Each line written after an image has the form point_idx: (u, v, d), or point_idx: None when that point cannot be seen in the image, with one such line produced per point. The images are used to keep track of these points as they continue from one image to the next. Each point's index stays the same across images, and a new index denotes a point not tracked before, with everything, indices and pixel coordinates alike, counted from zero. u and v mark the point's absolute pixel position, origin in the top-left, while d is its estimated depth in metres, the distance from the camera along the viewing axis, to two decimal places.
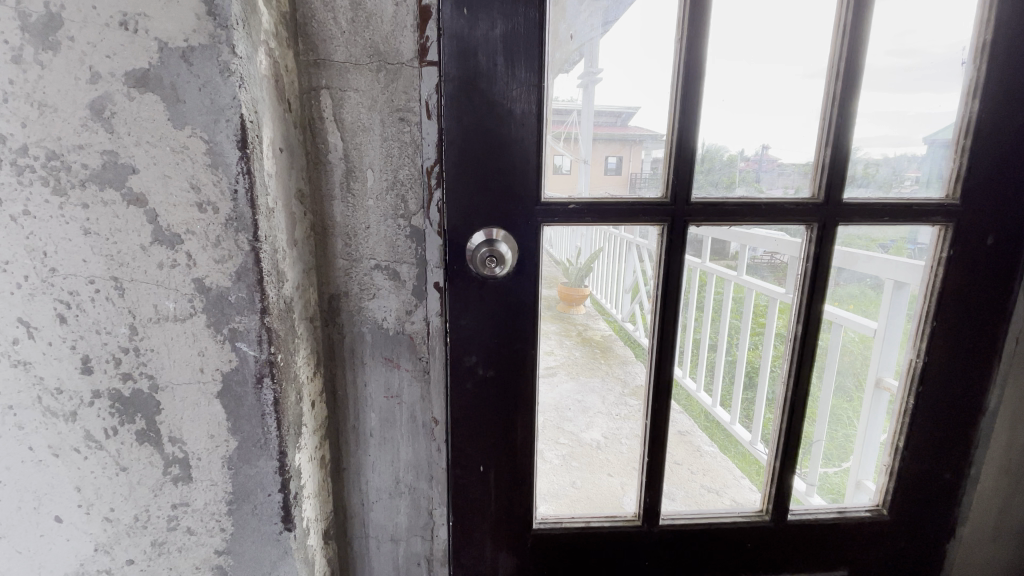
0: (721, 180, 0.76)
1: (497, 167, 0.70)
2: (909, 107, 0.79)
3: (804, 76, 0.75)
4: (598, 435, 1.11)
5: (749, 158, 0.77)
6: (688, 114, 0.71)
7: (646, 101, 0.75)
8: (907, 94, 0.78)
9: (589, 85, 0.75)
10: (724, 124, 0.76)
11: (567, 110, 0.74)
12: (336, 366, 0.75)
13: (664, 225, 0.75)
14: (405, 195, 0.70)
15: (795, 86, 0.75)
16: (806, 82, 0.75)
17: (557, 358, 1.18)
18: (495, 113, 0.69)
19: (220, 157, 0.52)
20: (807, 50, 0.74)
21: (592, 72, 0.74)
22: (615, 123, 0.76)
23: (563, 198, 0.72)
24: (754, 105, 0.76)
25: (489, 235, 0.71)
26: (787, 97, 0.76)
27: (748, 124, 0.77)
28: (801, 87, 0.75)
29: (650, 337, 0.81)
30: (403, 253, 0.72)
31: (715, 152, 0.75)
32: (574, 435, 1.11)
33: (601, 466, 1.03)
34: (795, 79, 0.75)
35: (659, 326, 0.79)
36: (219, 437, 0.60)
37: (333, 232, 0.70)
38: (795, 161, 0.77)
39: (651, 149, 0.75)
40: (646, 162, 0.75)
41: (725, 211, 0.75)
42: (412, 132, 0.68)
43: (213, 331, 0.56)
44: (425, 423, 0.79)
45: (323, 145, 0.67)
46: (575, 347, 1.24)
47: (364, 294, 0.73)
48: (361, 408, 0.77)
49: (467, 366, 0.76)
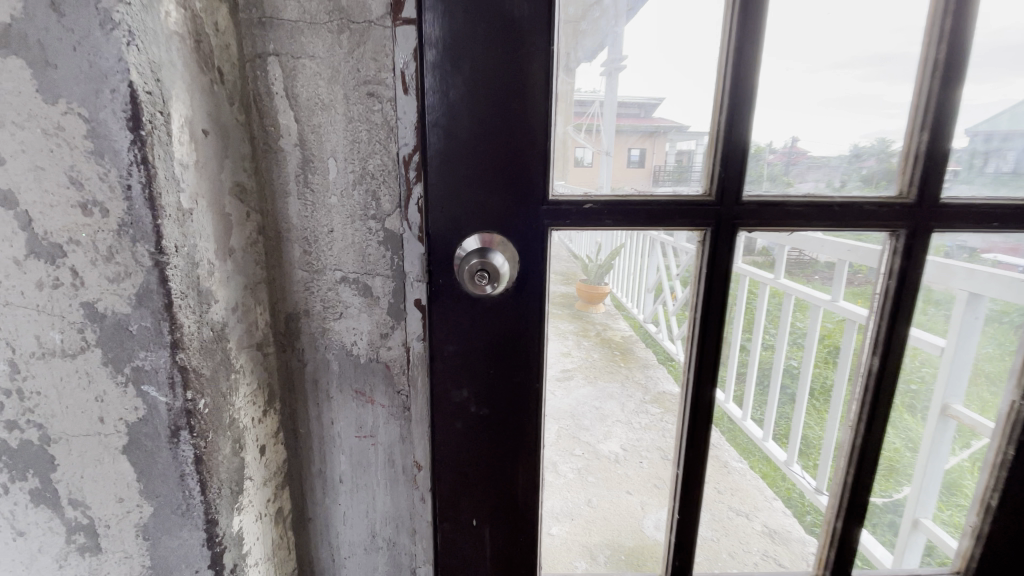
0: (784, 171, 0.59)
1: (493, 154, 0.55)
2: (1012, 88, 0.60)
3: (811, 72, 0.58)
4: (617, 446, 1.05)
5: (776, 151, 0.59)
6: (741, 86, 0.55)
7: (675, 87, 0.58)
8: (1007, 75, 0.60)
9: (613, 74, 0.58)
10: (784, 104, 0.58)
11: (587, 101, 0.57)
12: (296, 401, 0.61)
13: (706, 230, 0.59)
14: (376, 190, 0.56)
15: (798, 86, 0.58)
16: (811, 79, 0.58)
17: (575, 361, 1.03)
18: (489, 86, 0.53)
19: (105, 141, 0.39)
20: (817, 40, 0.57)
21: (616, 60, 0.58)
22: (639, 116, 0.59)
23: (577, 196, 0.57)
24: (791, 97, 0.58)
25: (489, 242, 0.56)
26: (790, 100, 0.58)
27: (811, 106, 0.59)
28: (800, 87, 0.58)
29: (685, 367, 0.66)
30: (376, 263, 0.58)
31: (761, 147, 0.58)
32: (591, 446, 1.03)
33: (620, 483, 0.99)
34: (799, 76, 0.58)
35: (698, 357, 0.64)
36: (130, 502, 0.47)
37: (287, 237, 0.56)
38: (868, 148, 0.60)
39: (676, 139, 0.58)
40: (670, 154, 0.58)
41: (786, 213, 0.59)
42: (384, 112, 0.54)
43: (112, 370, 0.43)
44: (406, 467, 0.65)
45: (272, 128, 0.53)
46: (597, 349, 1.13)
47: (329, 313, 0.59)
48: (328, 450, 0.64)
49: (456, 403, 0.62)
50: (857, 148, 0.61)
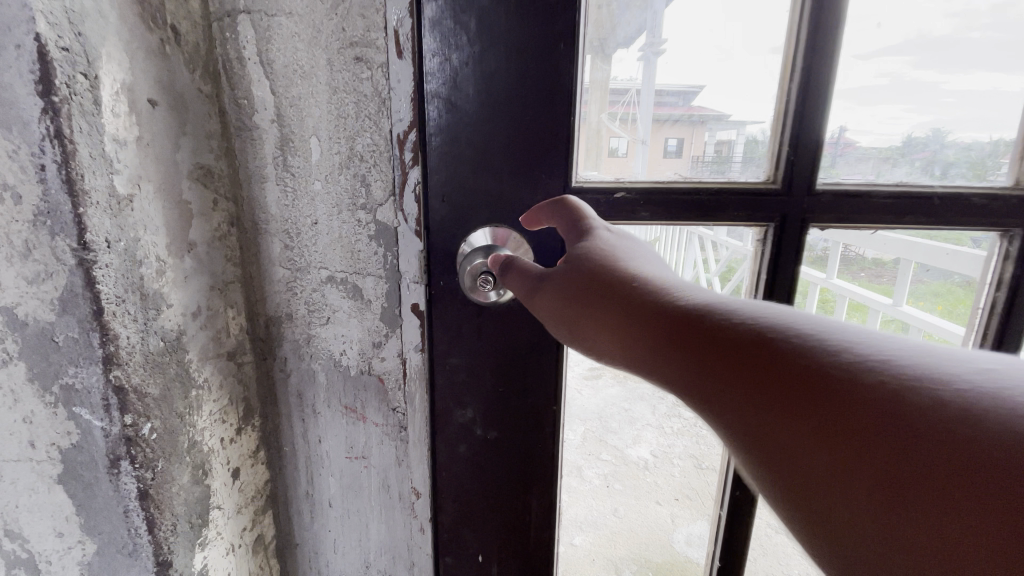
0: (861, 160, 0.46)
1: (504, 133, 0.45)
2: None
3: (880, 58, 0.44)
4: (647, 452, 0.89)
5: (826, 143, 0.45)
6: (825, 42, 0.42)
7: (727, 69, 0.46)
8: None
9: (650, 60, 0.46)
10: (863, 82, 0.45)
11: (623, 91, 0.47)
12: (278, 416, 0.54)
13: (767, 227, 0.47)
14: (365, 174, 0.47)
15: (866, 70, 0.44)
16: (882, 62, 0.44)
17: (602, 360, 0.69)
18: (497, 46, 0.43)
19: (11, 111, 0.33)
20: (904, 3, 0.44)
21: (656, 40, 0.46)
22: (677, 105, 0.46)
23: (608, 183, 0.46)
24: (863, 80, 0.45)
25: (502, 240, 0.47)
26: (849, 90, 0.44)
27: (894, 91, 0.45)
28: (868, 72, 0.44)
29: None
30: (365, 260, 0.49)
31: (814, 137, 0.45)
32: (618, 451, 0.84)
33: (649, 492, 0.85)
34: (867, 58, 0.44)
35: None
36: (70, 536, 0.40)
37: (265, 229, 0.48)
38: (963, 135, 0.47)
39: (713, 128, 0.46)
40: (709, 144, 0.46)
41: (875, 206, 0.46)
42: (373, 80, 0.44)
43: (40, 387, 0.37)
44: (403, 495, 0.56)
45: (244, 100, 0.45)
46: None
47: (314, 317, 0.51)
48: (315, 471, 0.56)
49: (460, 424, 0.53)
50: (913, 139, 0.47)
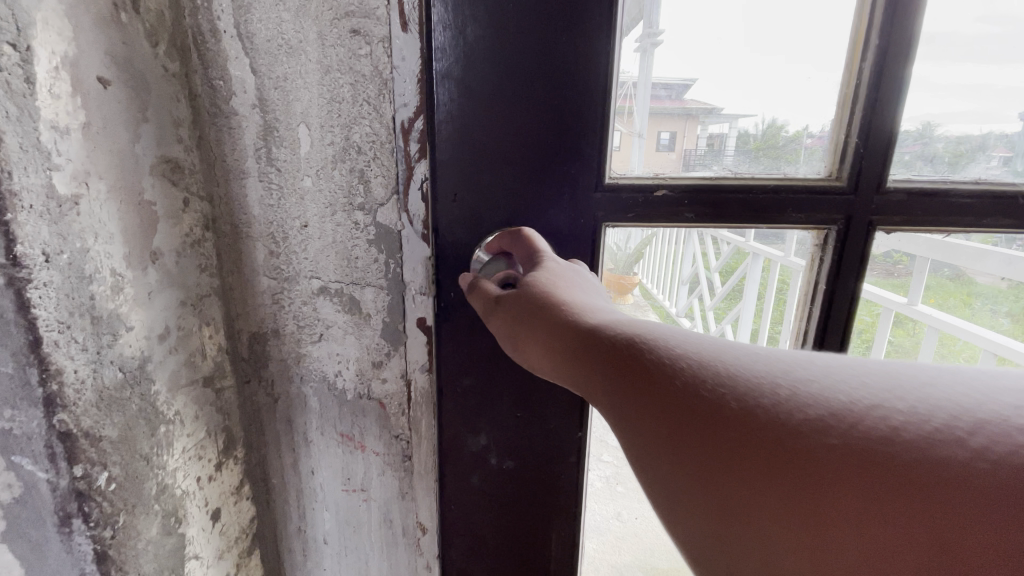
0: (937, 158, 0.40)
1: (526, 122, 0.39)
2: None
3: (971, 33, 0.38)
4: None
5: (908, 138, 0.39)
6: (911, 11, 0.35)
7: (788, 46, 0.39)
8: None
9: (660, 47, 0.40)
10: (952, 61, 0.38)
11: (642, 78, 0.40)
12: (264, 445, 0.47)
13: (829, 229, 0.41)
14: (363, 168, 0.40)
15: (954, 48, 0.38)
16: (972, 39, 0.38)
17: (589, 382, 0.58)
18: (520, 19, 0.36)
19: None
20: None
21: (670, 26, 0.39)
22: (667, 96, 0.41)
23: (648, 180, 0.40)
24: (951, 59, 0.38)
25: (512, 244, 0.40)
26: (933, 70, 0.38)
27: (983, 74, 0.39)
28: (957, 50, 0.38)
29: None
30: (363, 268, 0.42)
31: (786, 130, 0.41)
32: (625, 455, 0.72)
33: None
34: (956, 33, 0.37)
35: None
36: None
37: (247, 233, 0.41)
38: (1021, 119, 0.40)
39: (706, 121, 0.41)
40: (701, 138, 0.41)
41: (951, 206, 0.40)
42: (373, 57, 0.37)
43: None
44: (407, 531, 0.50)
45: (219, 81, 0.38)
46: None
47: (305, 334, 0.44)
48: (307, 506, 0.50)
49: (472, 453, 0.47)
50: (904, 136, 0.39)
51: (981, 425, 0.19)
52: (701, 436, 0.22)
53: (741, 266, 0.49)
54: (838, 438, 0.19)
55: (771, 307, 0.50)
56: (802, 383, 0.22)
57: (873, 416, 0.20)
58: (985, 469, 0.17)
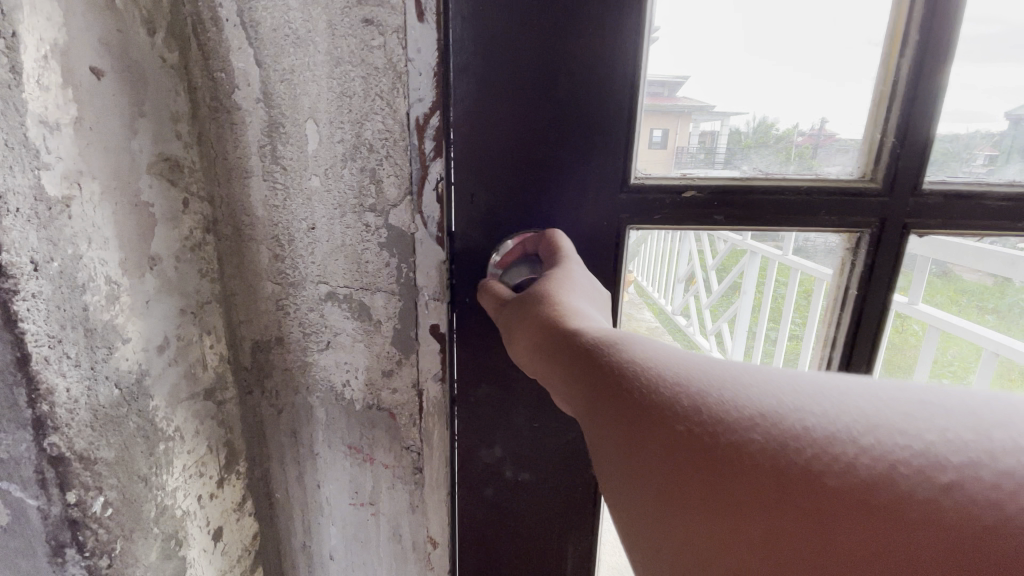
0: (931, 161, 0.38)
1: (547, 119, 0.36)
2: None
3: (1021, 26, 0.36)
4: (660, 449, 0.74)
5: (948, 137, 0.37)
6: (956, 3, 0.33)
7: (825, 40, 0.37)
8: None
9: (692, 37, 0.37)
10: (1001, 56, 0.36)
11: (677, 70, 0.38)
12: (268, 459, 0.45)
13: (862, 233, 0.40)
14: (374, 167, 0.38)
15: (1006, 41, 0.36)
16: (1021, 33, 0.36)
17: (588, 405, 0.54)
18: (544, 10, 0.34)
19: None
20: None
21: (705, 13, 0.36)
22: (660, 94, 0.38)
23: (676, 179, 0.39)
24: (1001, 53, 0.36)
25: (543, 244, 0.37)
26: (978, 66, 0.36)
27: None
28: (1009, 43, 0.36)
29: None
30: (373, 272, 0.40)
31: (775, 129, 0.39)
32: None
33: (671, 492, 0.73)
34: (1007, 26, 0.35)
35: None
36: None
37: (251, 235, 0.39)
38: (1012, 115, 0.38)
39: (700, 118, 0.39)
40: (693, 136, 0.39)
41: (989, 209, 0.39)
42: (387, 48, 0.35)
43: None
44: (418, 546, 0.48)
45: (221, 73, 0.35)
46: None
47: (312, 341, 0.42)
48: (313, 520, 0.47)
49: (486, 465, 0.45)
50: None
51: (882, 430, 0.16)
52: (624, 430, 0.20)
53: (738, 264, 0.49)
54: (759, 434, 0.17)
55: (770, 302, 0.50)
56: (754, 378, 0.20)
57: (797, 414, 0.18)
58: (867, 465, 0.16)
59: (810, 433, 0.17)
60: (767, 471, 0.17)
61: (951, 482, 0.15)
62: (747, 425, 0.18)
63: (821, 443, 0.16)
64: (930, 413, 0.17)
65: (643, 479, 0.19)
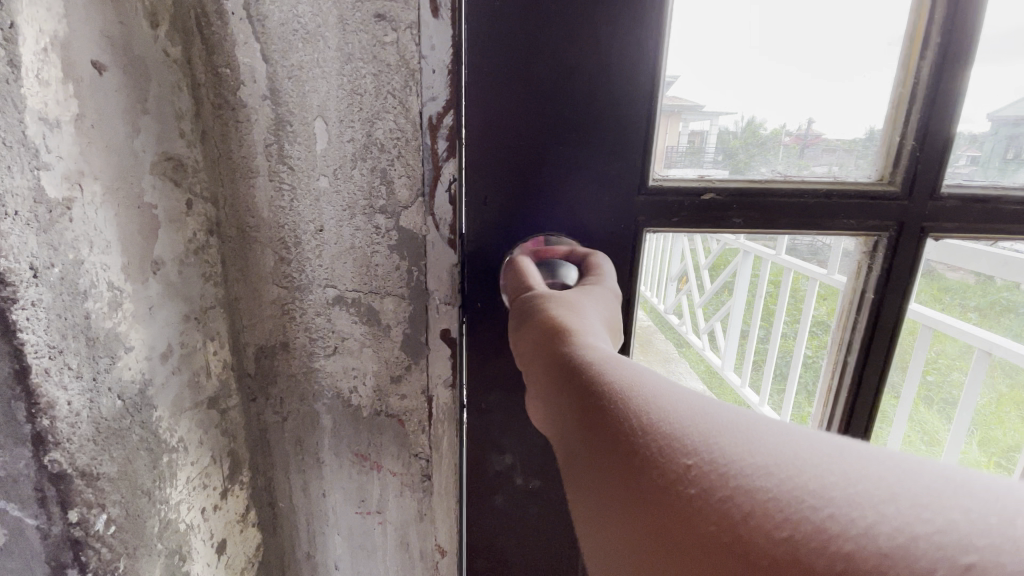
0: None
1: (563, 119, 0.35)
2: None
3: None
4: None
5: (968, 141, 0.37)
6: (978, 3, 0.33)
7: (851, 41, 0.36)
8: None
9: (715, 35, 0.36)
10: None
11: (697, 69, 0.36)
12: (272, 467, 0.44)
13: (879, 237, 0.39)
14: (383, 168, 0.36)
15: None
16: None
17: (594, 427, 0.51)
18: (560, 8, 0.33)
19: None
20: None
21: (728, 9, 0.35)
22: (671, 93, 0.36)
23: (693, 182, 0.38)
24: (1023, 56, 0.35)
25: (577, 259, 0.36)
26: (1001, 70, 0.35)
27: None
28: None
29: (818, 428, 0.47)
30: (380, 276, 0.39)
31: (763, 129, 0.38)
32: None
33: None
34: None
35: (848, 415, 0.45)
36: None
37: (256, 238, 0.38)
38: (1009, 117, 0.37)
39: (689, 118, 0.37)
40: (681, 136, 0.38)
41: (1006, 213, 0.39)
42: (399, 44, 0.34)
43: None
44: (425, 554, 0.47)
45: (225, 69, 0.34)
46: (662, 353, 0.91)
47: (317, 347, 0.41)
48: (318, 529, 0.46)
49: (497, 471, 0.44)
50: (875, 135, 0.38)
51: (900, 501, 0.13)
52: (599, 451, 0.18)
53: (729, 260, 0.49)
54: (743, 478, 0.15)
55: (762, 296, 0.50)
56: (761, 422, 0.17)
57: (802, 466, 0.15)
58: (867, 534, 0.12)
59: (813, 488, 0.14)
60: (749, 511, 0.14)
61: (971, 566, 0.11)
62: (744, 469, 0.15)
63: (823, 500, 0.14)
64: (958, 491, 0.13)
65: (607, 508, 0.17)
